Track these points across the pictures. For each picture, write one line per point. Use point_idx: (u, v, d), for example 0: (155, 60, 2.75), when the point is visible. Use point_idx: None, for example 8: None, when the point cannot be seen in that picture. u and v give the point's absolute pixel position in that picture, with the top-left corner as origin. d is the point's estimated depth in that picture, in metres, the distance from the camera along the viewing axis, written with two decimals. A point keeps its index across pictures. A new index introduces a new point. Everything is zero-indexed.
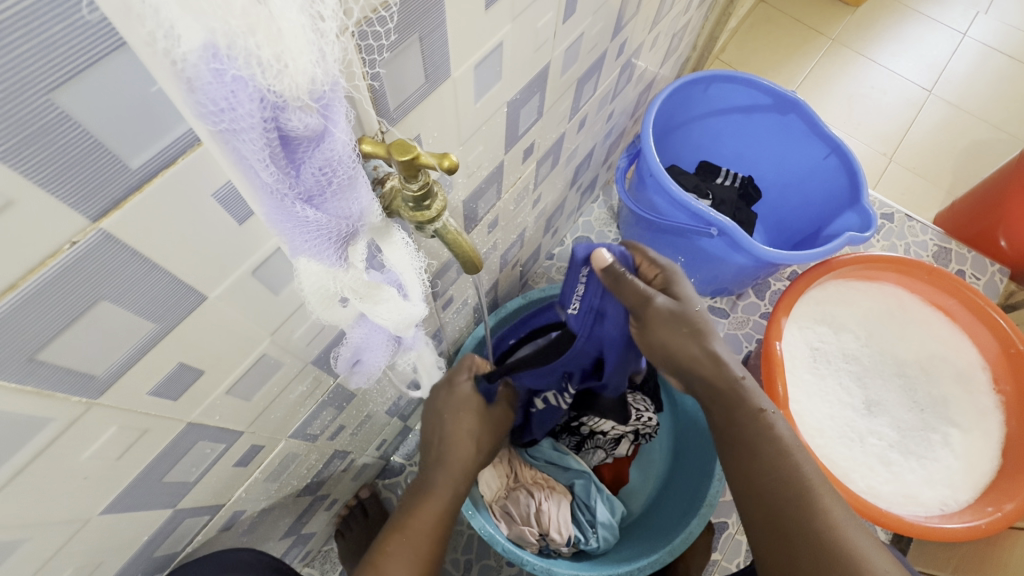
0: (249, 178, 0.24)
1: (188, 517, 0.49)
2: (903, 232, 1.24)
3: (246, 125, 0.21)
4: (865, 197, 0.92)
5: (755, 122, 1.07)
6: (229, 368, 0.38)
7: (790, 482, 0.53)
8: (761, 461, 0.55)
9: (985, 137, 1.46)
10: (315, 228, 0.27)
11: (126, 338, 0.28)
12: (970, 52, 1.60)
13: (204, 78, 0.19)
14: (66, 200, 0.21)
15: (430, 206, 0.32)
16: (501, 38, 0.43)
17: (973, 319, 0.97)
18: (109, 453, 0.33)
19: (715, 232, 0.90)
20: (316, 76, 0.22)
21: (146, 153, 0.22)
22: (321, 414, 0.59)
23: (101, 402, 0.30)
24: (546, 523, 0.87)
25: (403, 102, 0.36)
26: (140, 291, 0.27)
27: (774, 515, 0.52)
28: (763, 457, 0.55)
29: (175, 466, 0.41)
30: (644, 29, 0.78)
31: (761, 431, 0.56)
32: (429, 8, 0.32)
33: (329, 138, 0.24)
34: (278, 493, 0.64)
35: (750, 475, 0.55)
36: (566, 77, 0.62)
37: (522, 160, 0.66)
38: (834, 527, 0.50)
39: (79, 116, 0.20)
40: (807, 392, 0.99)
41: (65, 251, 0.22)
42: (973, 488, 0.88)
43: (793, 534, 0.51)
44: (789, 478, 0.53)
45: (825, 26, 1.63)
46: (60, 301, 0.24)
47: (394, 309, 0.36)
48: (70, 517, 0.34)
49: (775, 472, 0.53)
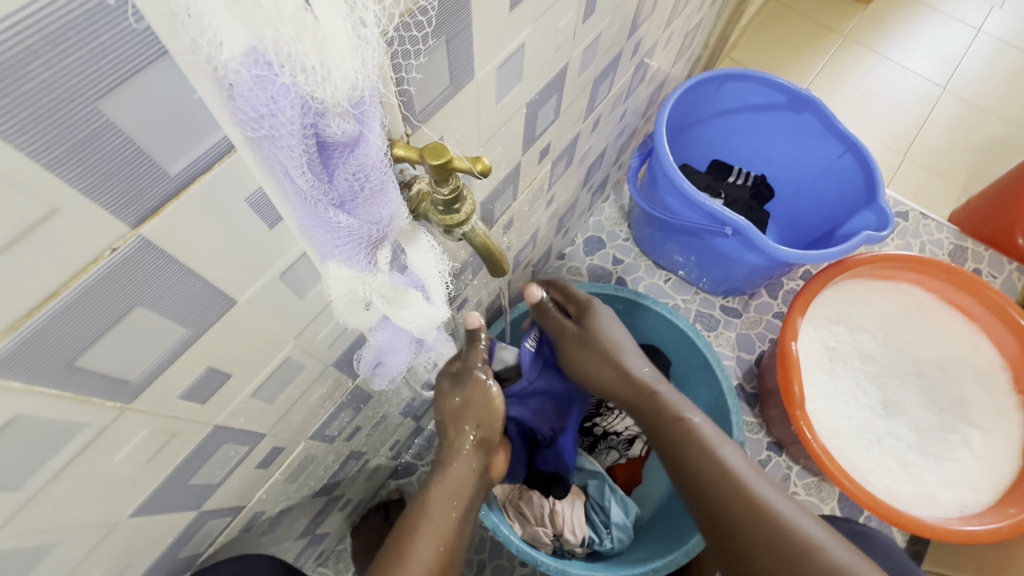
0: (285, 183, 0.24)
1: (211, 518, 0.49)
2: (918, 230, 1.23)
3: (285, 132, 0.21)
4: (882, 195, 0.91)
5: (769, 121, 1.06)
6: (255, 370, 0.38)
7: (725, 476, 0.56)
8: (710, 472, 0.57)
9: (1000, 134, 1.44)
10: (346, 234, 0.27)
11: (159, 343, 0.28)
12: (984, 47, 1.58)
13: (246, 85, 0.19)
14: (108, 208, 0.21)
15: (459, 209, 0.31)
16: (523, 40, 0.42)
17: (991, 317, 0.95)
18: (139, 456, 0.33)
19: (729, 231, 0.90)
20: (356, 83, 0.22)
21: (185, 159, 0.22)
22: (340, 416, 0.59)
23: (133, 406, 0.30)
24: (561, 523, 0.88)
25: (428, 104, 0.35)
26: (174, 297, 0.27)
27: (746, 548, 0.54)
28: (704, 468, 0.58)
29: (201, 468, 0.41)
30: (659, 28, 0.78)
31: (683, 437, 0.61)
32: (456, 10, 0.32)
33: (364, 144, 0.24)
34: (296, 493, 0.65)
35: (699, 483, 0.58)
36: (583, 77, 0.62)
37: (539, 160, 0.66)
38: (787, 521, 0.53)
39: (123, 124, 0.20)
40: (823, 393, 0.98)
41: (106, 257, 0.22)
42: (993, 490, 0.87)
43: (749, 543, 0.53)
44: (728, 480, 0.56)
45: (836, 23, 1.62)
46: (98, 308, 0.24)
47: (418, 313, 0.37)
48: (101, 520, 0.35)
49: (715, 472, 0.57)
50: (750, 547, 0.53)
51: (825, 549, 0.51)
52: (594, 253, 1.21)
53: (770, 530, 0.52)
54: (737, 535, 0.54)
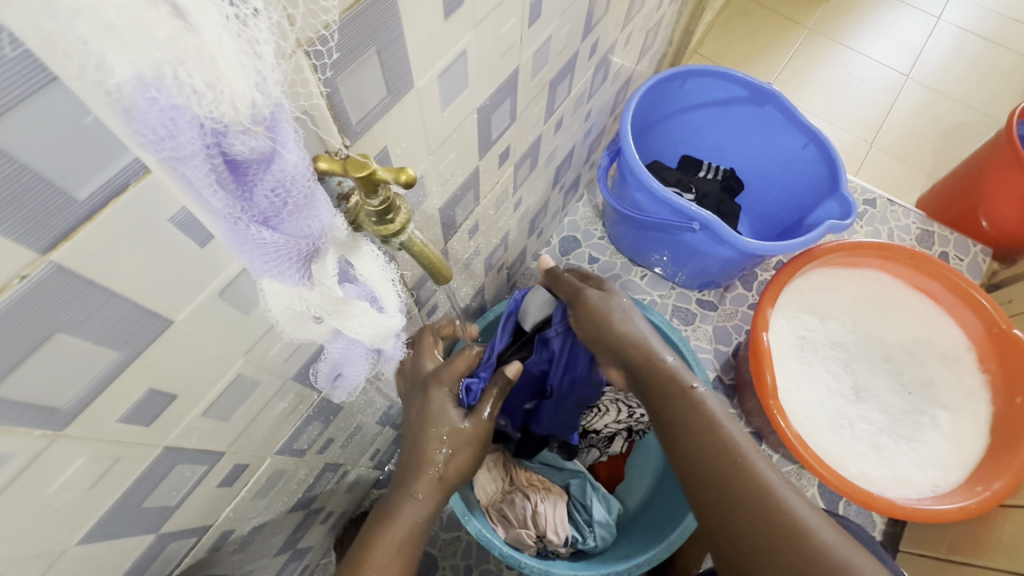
0: (200, 204, 0.24)
1: (172, 541, 0.48)
2: (885, 216, 1.25)
3: (189, 152, 0.21)
4: (844, 185, 0.93)
5: (733, 115, 1.07)
6: (203, 389, 0.38)
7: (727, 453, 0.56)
8: (706, 451, 0.57)
9: (962, 119, 1.48)
10: (274, 249, 0.27)
11: (88, 368, 0.28)
12: (945, 36, 1.62)
13: (138, 108, 0.19)
14: (10, 235, 0.21)
15: (393, 219, 0.31)
16: (464, 46, 0.42)
17: (955, 300, 0.98)
18: (80, 482, 0.33)
19: (697, 226, 0.91)
20: (256, 101, 0.22)
21: (92, 182, 0.22)
22: (308, 429, 0.58)
23: (68, 433, 0.30)
24: (544, 524, 0.87)
25: (365, 115, 0.36)
26: (96, 321, 0.27)
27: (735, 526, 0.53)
28: (703, 441, 0.58)
29: (155, 490, 0.40)
30: (617, 27, 0.78)
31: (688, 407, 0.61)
32: (384, 20, 0.32)
33: (280, 159, 0.25)
34: (268, 509, 0.64)
35: (689, 463, 0.58)
36: (538, 80, 0.62)
37: (499, 164, 0.66)
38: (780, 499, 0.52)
39: (15, 151, 0.19)
40: (796, 381, 0.99)
41: (15, 285, 0.22)
42: (962, 469, 0.89)
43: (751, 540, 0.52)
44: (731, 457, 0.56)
45: (802, 15, 1.64)
46: (11, 336, 0.23)
47: (366, 323, 0.36)
48: (43, 549, 0.34)
49: (715, 447, 0.57)
50: (754, 546, 0.52)
51: (816, 532, 0.50)
52: (570, 253, 1.22)
53: (780, 529, 0.50)
54: (737, 540, 0.53)
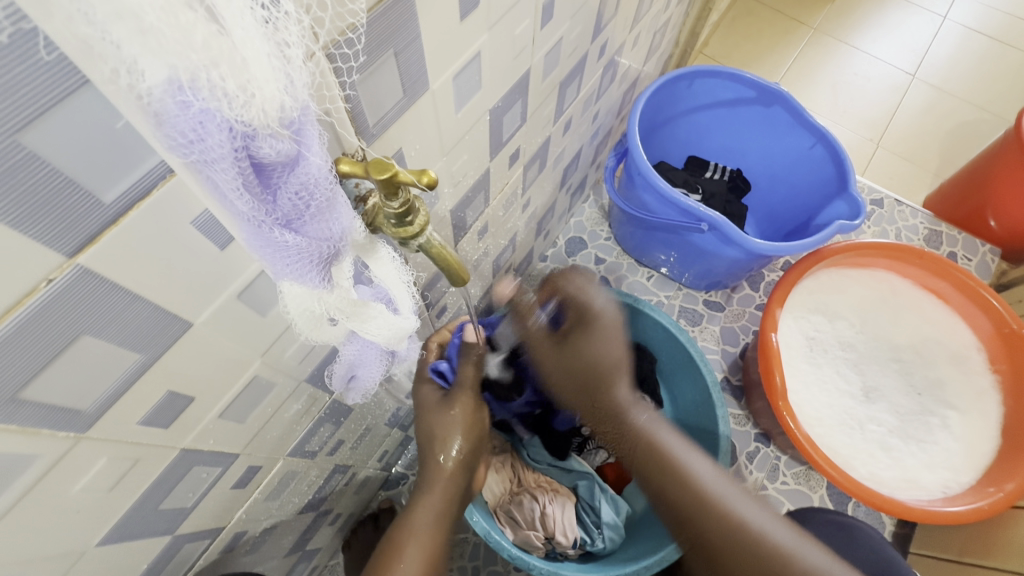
0: (225, 207, 0.24)
1: (187, 543, 0.48)
2: (893, 217, 1.25)
3: (217, 155, 0.21)
4: (853, 185, 0.93)
5: (740, 115, 1.07)
6: (220, 391, 0.38)
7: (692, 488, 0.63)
8: (678, 490, 0.64)
9: (969, 119, 1.47)
10: (296, 253, 0.27)
11: (111, 370, 0.28)
12: (951, 35, 1.61)
13: (170, 111, 0.19)
14: (39, 238, 0.21)
15: (413, 221, 0.31)
16: (478, 48, 0.42)
17: (964, 300, 0.97)
18: (101, 484, 0.33)
19: (705, 227, 0.91)
20: (285, 104, 0.22)
21: (119, 186, 0.22)
22: (320, 430, 0.59)
23: (90, 435, 0.30)
24: (552, 526, 0.87)
25: (382, 117, 0.36)
26: (119, 324, 0.27)
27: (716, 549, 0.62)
28: (672, 480, 0.64)
29: (172, 492, 0.40)
30: (626, 28, 0.78)
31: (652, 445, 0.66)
32: (403, 23, 0.32)
33: (304, 162, 0.25)
34: (279, 510, 0.64)
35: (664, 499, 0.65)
36: (548, 82, 0.62)
37: (509, 165, 0.66)
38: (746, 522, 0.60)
39: (46, 154, 0.19)
40: (805, 382, 0.99)
41: (42, 288, 0.22)
42: (973, 470, 0.88)
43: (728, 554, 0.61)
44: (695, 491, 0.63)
45: (806, 15, 1.64)
46: (39, 339, 0.23)
47: (382, 325, 0.36)
48: (64, 550, 0.34)
49: (683, 486, 0.64)
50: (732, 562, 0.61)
51: (776, 537, 0.60)
52: (576, 254, 1.22)
53: (750, 546, 0.60)
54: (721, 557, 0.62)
